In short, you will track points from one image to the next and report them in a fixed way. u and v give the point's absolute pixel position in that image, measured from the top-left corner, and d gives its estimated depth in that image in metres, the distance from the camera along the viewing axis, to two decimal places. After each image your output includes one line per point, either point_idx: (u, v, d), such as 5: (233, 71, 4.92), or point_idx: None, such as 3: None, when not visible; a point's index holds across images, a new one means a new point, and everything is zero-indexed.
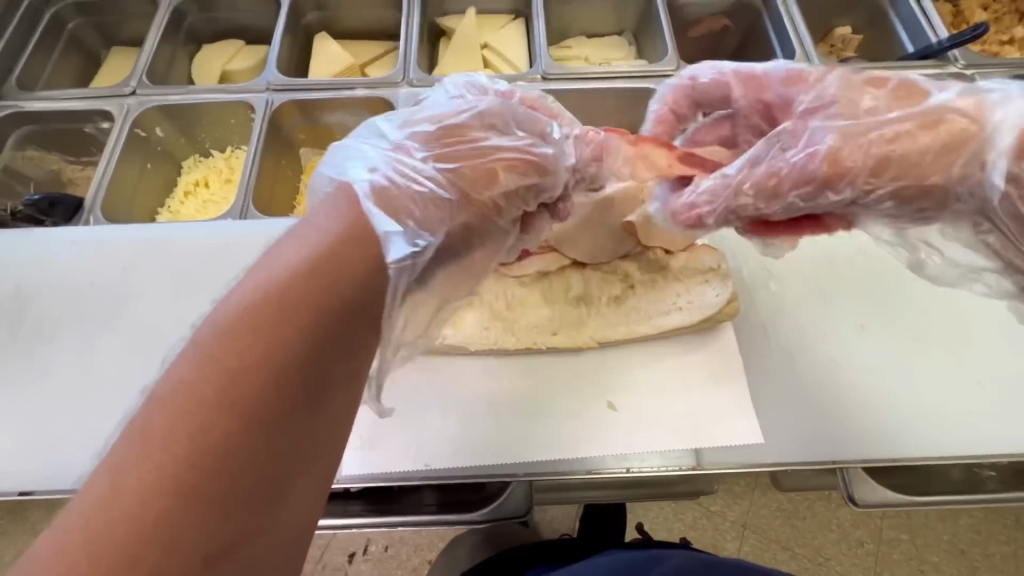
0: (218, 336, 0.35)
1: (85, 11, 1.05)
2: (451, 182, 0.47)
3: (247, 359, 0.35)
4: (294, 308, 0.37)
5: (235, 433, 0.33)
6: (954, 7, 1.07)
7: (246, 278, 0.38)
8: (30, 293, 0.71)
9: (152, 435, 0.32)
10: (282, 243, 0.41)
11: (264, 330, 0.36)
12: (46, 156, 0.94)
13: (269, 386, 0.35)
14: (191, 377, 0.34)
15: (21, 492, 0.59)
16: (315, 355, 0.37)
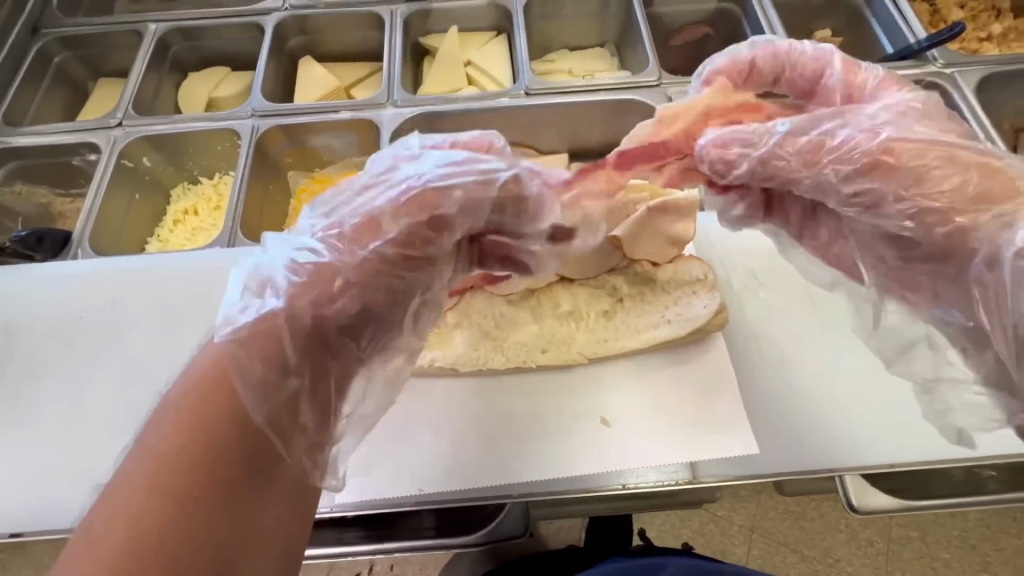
0: (153, 429, 0.39)
1: (71, 45, 1.06)
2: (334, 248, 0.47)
3: (179, 444, 0.39)
4: (217, 391, 0.41)
5: (173, 512, 0.37)
6: (930, 6, 1.08)
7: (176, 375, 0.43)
8: (18, 329, 0.71)
9: (94, 529, 0.36)
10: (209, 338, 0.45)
11: (194, 416, 0.40)
12: (35, 190, 0.94)
13: (199, 465, 0.38)
14: (128, 469, 0.38)
15: (10, 534, 0.58)
16: (241, 429, 0.41)
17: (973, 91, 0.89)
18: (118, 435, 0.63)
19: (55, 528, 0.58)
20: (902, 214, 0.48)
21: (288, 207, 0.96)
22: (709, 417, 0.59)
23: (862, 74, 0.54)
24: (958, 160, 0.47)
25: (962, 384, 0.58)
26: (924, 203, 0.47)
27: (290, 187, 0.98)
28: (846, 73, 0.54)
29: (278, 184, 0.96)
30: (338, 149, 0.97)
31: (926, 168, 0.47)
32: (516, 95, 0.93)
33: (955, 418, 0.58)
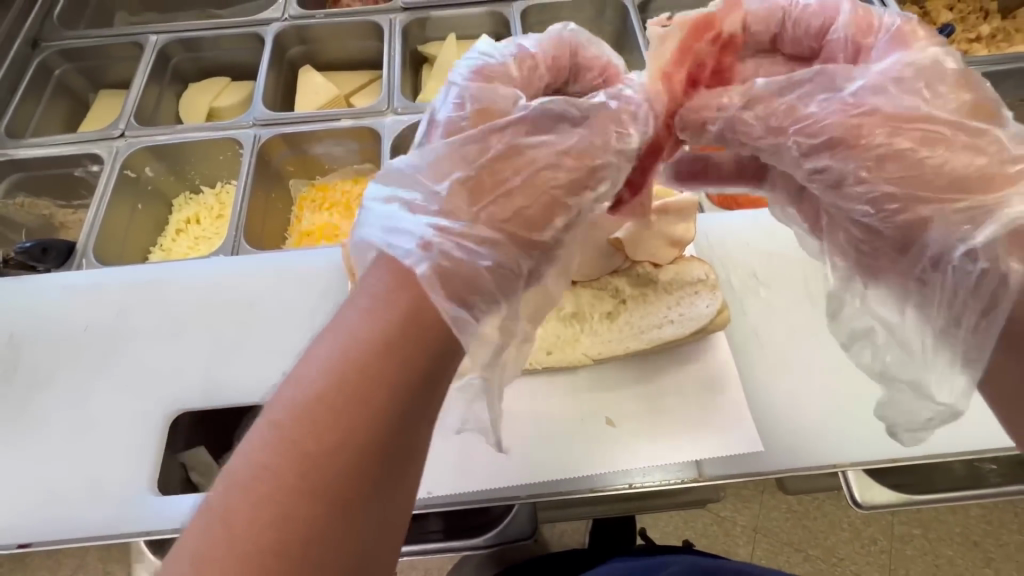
0: (295, 418, 0.33)
1: (72, 57, 1.06)
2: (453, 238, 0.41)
3: (328, 442, 0.33)
4: (370, 386, 0.34)
5: (323, 521, 0.32)
6: (920, 9, 1.10)
7: (315, 350, 0.35)
8: (25, 340, 0.71)
9: (236, 526, 0.31)
10: (352, 307, 0.37)
11: (342, 410, 0.33)
12: (37, 202, 0.94)
13: (347, 470, 0.33)
14: (270, 462, 0.32)
15: (21, 544, 0.58)
16: (394, 433, 0.34)
17: None
18: (129, 445, 0.63)
19: (64, 538, 0.58)
20: (861, 197, 0.44)
21: (291, 215, 0.97)
22: (716, 417, 0.60)
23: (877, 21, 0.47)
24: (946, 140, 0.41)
25: (911, 386, 0.47)
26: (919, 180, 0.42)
27: (290, 196, 0.98)
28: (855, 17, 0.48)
29: (279, 193, 0.96)
30: (339, 157, 0.98)
31: (904, 151, 0.42)
32: None
33: (892, 414, 0.49)
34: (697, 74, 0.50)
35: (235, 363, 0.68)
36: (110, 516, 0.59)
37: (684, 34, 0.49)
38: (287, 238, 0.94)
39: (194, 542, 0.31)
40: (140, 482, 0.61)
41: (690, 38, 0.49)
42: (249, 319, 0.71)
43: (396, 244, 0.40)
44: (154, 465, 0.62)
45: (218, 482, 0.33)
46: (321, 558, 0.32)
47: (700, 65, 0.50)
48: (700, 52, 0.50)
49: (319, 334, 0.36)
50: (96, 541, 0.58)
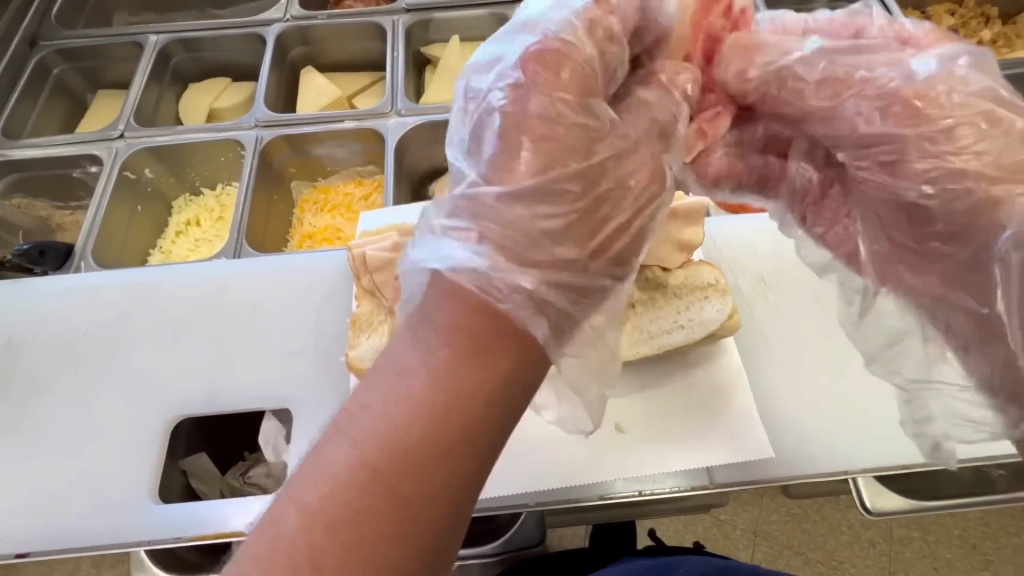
0: (388, 463, 0.33)
1: (70, 57, 1.05)
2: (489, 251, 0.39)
3: (422, 489, 0.33)
4: (468, 430, 0.34)
5: (412, 565, 0.33)
6: (922, 14, 1.11)
7: (407, 386, 0.34)
8: (23, 344, 0.70)
9: (325, 568, 0.31)
10: (441, 340, 0.35)
11: (437, 457, 0.33)
12: (35, 203, 0.93)
13: (442, 513, 0.33)
14: (362, 503, 0.32)
15: (18, 554, 0.57)
16: (485, 475, 0.35)
17: None
18: (131, 452, 0.62)
19: (63, 549, 0.57)
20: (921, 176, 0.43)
21: (293, 217, 0.96)
22: (726, 423, 0.59)
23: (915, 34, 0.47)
24: (962, 146, 0.41)
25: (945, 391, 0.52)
26: (951, 175, 0.41)
27: (292, 197, 0.97)
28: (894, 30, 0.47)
29: (281, 195, 0.95)
30: (341, 158, 0.97)
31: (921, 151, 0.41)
32: None
33: (934, 428, 0.52)
34: (716, 44, 0.50)
35: (237, 368, 0.67)
36: (110, 526, 0.58)
37: (695, 5, 0.49)
38: (289, 240, 0.93)
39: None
40: (141, 490, 0.60)
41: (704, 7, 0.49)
42: (253, 324, 0.70)
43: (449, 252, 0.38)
44: (155, 473, 0.61)
45: (295, 516, 0.33)
46: None
47: (716, 41, 0.50)
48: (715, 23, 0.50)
49: (407, 366, 0.35)
50: (95, 550, 0.57)
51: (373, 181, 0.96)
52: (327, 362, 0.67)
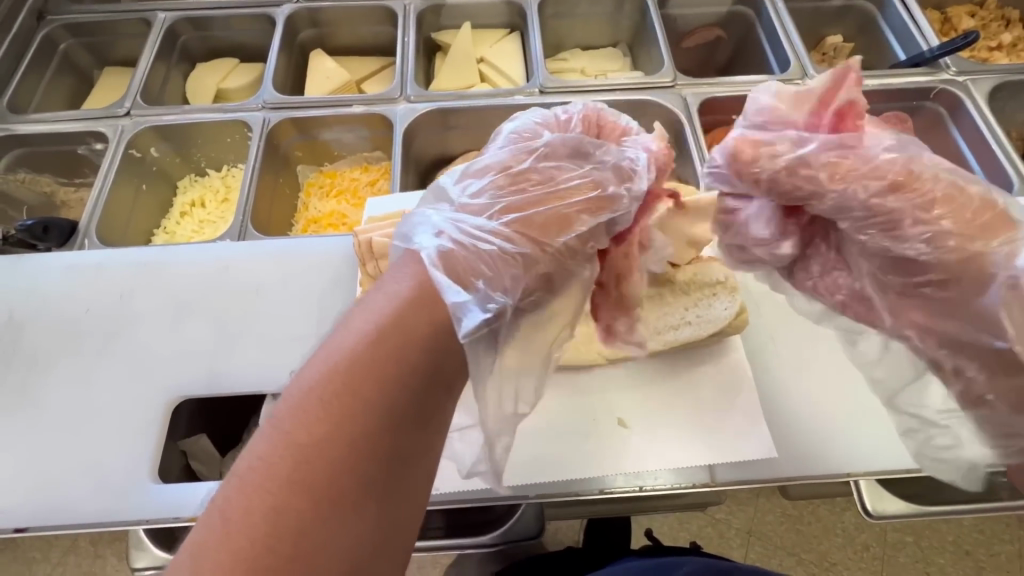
0: (294, 413, 0.36)
1: (77, 32, 1.04)
2: (462, 245, 0.44)
3: (318, 438, 0.35)
4: (364, 381, 0.37)
5: (312, 517, 0.34)
6: (941, 15, 1.09)
7: (317, 349, 0.39)
8: (26, 321, 0.69)
9: (234, 514, 0.33)
10: (352, 312, 0.40)
11: (338, 405, 0.36)
12: (39, 178, 0.92)
13: (338, 460, 0.35)
14: (265, 455, 0.35)
15: (17, 528, 0.57)
16: (387, 427, 0.37)
17: (984, 100, 0.90)
18: (132, 431, 0.62)
19: (62, 524, 0.57)
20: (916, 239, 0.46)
21: (297, 201, 0.95)
22: (730, 419, 0.59)
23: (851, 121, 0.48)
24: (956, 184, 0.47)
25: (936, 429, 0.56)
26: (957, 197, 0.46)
27: (298, 181, 0.97)
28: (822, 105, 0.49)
29: (287, 178, 0.95)
30: (349, 143, 0.97)
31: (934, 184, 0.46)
32: (530, 93, 0.93)
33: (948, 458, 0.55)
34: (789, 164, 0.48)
35: (240, 349, 0.67)
36: (110, 503, 0.58)
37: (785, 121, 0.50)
38: (294, 225, 0.92)
39: (199, 533, 0.34)
40: (141, 468, 0.60)
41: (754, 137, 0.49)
42: (257, 306, 0.69)
43: (426, 232, 0.44)
44: (155, 452, 0.61)
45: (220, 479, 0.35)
46: (317, 548, 0.34)
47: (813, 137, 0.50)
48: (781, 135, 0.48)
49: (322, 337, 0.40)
50: (95, 528, 0.57)
51: (380, 167, 0.96)
52: None
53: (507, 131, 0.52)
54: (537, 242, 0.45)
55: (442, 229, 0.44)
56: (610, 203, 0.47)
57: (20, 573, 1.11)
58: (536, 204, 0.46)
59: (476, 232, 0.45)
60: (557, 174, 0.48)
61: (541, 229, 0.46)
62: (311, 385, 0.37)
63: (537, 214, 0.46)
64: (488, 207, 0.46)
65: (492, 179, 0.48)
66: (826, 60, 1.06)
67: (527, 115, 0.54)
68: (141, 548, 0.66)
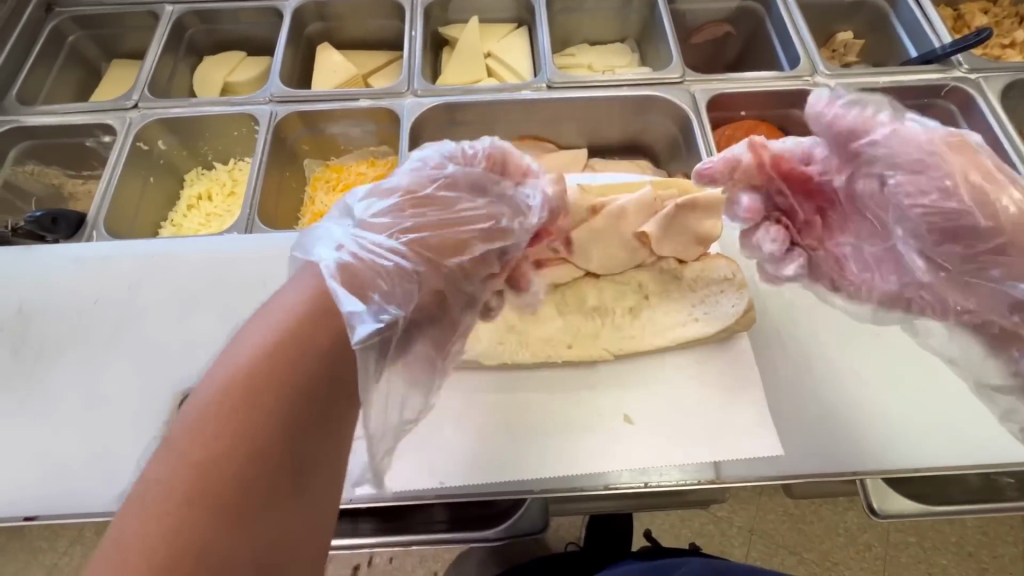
0: (189, 428, 0.36)
1: (85, 24, 1.04)
2: (361, 260, 0.49)
3: (216, 450, 0.36)
4: (261, 391, 0.38)
5: (217, 529, 0.34)
6: (954, 11, 1.07)
7: (211, 370, 0.40)
8: (34, 311, 0.70)
9: (131, 538, 0.33)
10: (244, 333, 0.42)
11: (234, 413, 0.37)
12: (47, 170, 0.93)
13: (240, 470, 0.36)
14: (164, 476, 0.35)
15: (26, 517, 0.57)
16: (286, 432, 0.38)
17: (997, 98, 0.89)
18: (138, 422, 0.62)
19: (70, 513, 0.57)
20: None
21: (304, 195, 0.96)
22: (736, 416, 0.59)
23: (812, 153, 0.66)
24: None
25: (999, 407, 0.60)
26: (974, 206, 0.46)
27: (305, 175, 0.97)
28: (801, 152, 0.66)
29: (294, 172, 0.95)
30: (356, 137, 0.97)
31: None
32: (538, 88, 0.92)
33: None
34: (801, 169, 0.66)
35: None
36: (118, 493, 0.58)
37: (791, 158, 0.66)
38: (300, 218, 0.93)
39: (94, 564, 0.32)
40: (148, 458, 0.60)
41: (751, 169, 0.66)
42: (262, 299, 0.69)
43: (329, 246, 0.50)
44: (162, 442, 0.61)
45: (115, 513, 0.34)
46: (224, 561, 0.34)
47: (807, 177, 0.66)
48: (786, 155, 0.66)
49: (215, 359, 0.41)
50: (102, 518, 0.57)
51: (386, 162, 0.96)
52: None
53: (417, 158, 0.57)
54: (432, 262, 0.52)
55: (345, 244, 0.50)
56: (502, 234, 0.55)
57: (27, 562, 1.13)
58: (432, 228, 0.53)
59: (375, 249, 0.50)
60: (450, 204, 0.54)
61: (434, 250, 0.52)
62: (206, 404, 0.37)
63: (429, 237, 0.52)
64: (388, 227, 0.52)
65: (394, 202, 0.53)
66: (836, 57, 1.05)
67: (434, 146, 0.58)
68: None
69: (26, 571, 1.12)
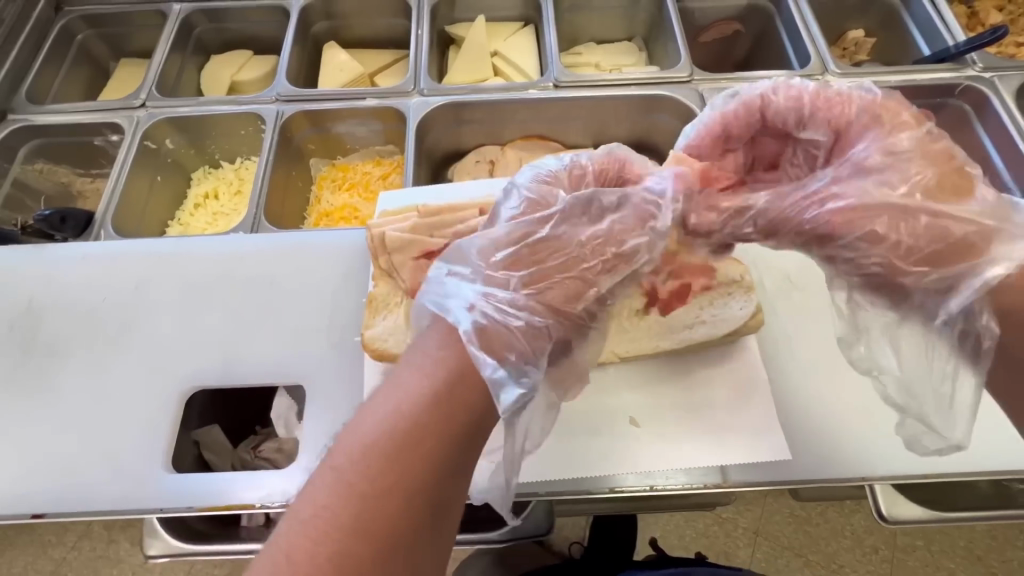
0: (351, 462, 0.36)
1: (93, 23, 1.05)
2: (494, 321, 0.44)
3: (378, 486, 0.36)
4: (421, 435, 0.37)
5: (374, 564, 0.34)
6: (968, 9, 1.06)
7: (374, 401, 0.39)
8: (44, 309, 0.70)
9: (293, 561, 0.34)
10: (404, 368, 0.41)
11: (393, 456, 0.36)
12: (56, 169, 0.93)
13: (397, 511, 0.35)
14: (329, 501, 0.35)
15: (34, 514, 0.58)
16: (441, 481, 0.37)
17: (1012, 97, 0.87)
18: (146, 420, 0.63)
19: (78, 511, 0.57)
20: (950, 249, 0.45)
21: (310, 194, 0.96)
22: (745, 418, 0.58)
23: (822, 89, 0.52)
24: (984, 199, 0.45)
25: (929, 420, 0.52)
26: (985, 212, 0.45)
27: (311, 174, 0.97)
28: (801, 92, 0.52)
29: (300, 171, 0.95)
30: (362, 136, 0.97)
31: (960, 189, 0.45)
32: (545, 87, 0.92)
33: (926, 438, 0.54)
34: (798, 109, 0.52)
35: (255, 341, 0.67)
36: (126, 491, 0.59)
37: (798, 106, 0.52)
38: (307, 218, 0.93)
39: (255, 569, 0.34)
40: (156, 457, 0.61)
41: (742, 121, 0.54)
42: (273, 298, 0.70)
43: (455, 305, 0.44)
44: (169, 441, 0.62)
45: (279, 523, 0.36)
46: None
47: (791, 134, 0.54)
48: (788, 102, 0.52)
49: (378, 389, 0.40)
50: (111, 515, 0.58)
51: (392, 161, 0.96)
52: (344, 340, 0.66)
53: (520, 183, 0.51)
54: (559, 310, 0.46)
55: (468, 301, 0.44)
56: (627, 260, 0.48)
57: (36, 556, 1.14)
58: (561, 272, 0.47)
59: (507, 301, 0.45)
60: (572, 236, 0.47)
61: (563, 300, 0.46)
62: (371, 438, 0.37)
63: (556, 282, 0.46)
64: (511, 277, 0.46)
65: (511, 252, 0.47)
66: (847, 55, 1.04)
67: (533, 168, 0.52)
68: (154, 536, 0.67)
69: (36, 564, 1.14)
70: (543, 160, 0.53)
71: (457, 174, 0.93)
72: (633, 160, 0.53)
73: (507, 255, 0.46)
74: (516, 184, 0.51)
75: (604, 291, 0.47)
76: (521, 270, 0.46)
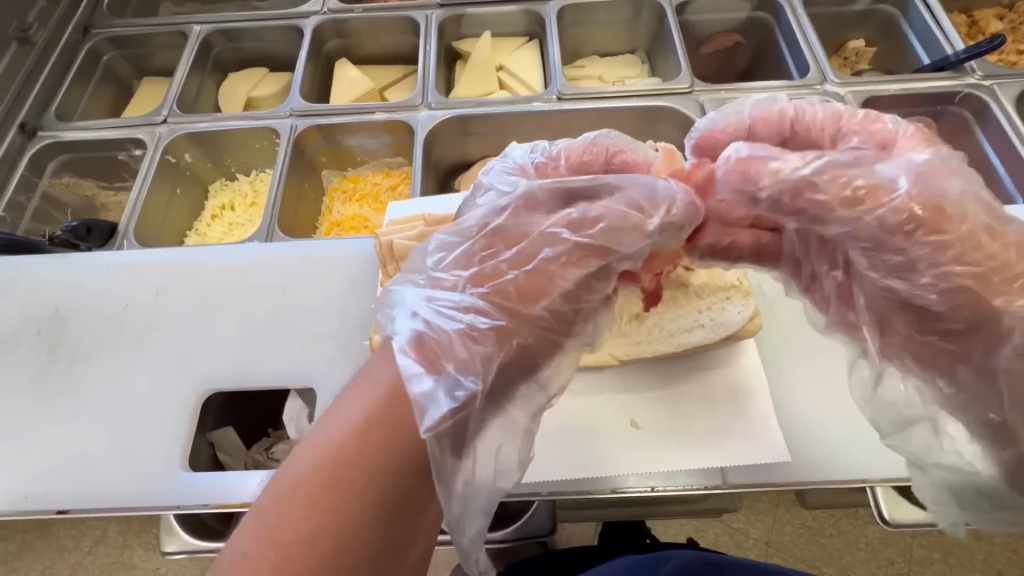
0: (277, 509, 0.38)
1: (119, 45, 1.10)
2: (438, 335, 0.43)
3: (302, 536, 0.37)
4: (349, 477, 0.38)
5: None
6: (968, 18, 1.07)
7: (309, 440, 0.40)
8: (69, 315, 0.74)
9: None
10: (343, 399, 0.42)
11: (321, 501, 0.38)
12: (81, 183, 0.97)
13: (320, 560, 0.37)
14: (253, 551, 0.37)
15: (58, 510, 0.60)
16: (370, 524, 0.38)
17: (1012, 104, 0.88)
18: (161, 422, 0.65)
19: (98, 507, 0.60)
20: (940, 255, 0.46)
21: (321, 205, 0.99)
22: (745, 423, 0.59)
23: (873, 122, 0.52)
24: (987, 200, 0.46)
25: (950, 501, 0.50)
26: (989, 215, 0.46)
27: (323, 186, 1.00)
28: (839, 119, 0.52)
29: (312, 183, 0.98)
30: (372, 149, 1.00)
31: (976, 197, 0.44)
32: (548, 100, 0.95)
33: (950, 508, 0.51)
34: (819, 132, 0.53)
35: (264, 346, 0.70)
36: (140, 489, 0.61)
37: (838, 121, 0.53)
38: (318, 228, 0.96)
39: None
40: (174, 456, 0.63)
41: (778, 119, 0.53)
42: (280, 305, 0.72)
43: (401, 318, 0.44)
44: (187, 441, 0.64)
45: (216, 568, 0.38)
46: None
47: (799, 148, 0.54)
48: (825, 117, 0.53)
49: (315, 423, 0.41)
50: (126, 511, 0.60)
51: (400, 172, 0.99)
52: (351, 344, 0.69)
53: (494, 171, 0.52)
54: (516, 309, 0.45)
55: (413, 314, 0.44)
56: (596, 251, 0.46)
57: (53, 559, 1.17)
58: (511, 269, 0.46)
59: (462, 301, 0.45)
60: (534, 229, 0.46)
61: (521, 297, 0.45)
62: (292, 487, 0.38)
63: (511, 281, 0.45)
64: (461, 281, 0.46)
65: (465, 250, 0.47)
66: (848, 65, 1.06)
67: (502, 161, 0.53)
68: (171, 532, 0.69)
69: (53, 568, 1.16)
70: (516, 151, 0.54)
71: (463, 184, 0.95)
72: (627, 146, 0.53)
73: (465, 261, 0.47)
74: (490, 175, 0.52)
75: (571, 289, 0.46)
76: (466, 271, 0.46)
